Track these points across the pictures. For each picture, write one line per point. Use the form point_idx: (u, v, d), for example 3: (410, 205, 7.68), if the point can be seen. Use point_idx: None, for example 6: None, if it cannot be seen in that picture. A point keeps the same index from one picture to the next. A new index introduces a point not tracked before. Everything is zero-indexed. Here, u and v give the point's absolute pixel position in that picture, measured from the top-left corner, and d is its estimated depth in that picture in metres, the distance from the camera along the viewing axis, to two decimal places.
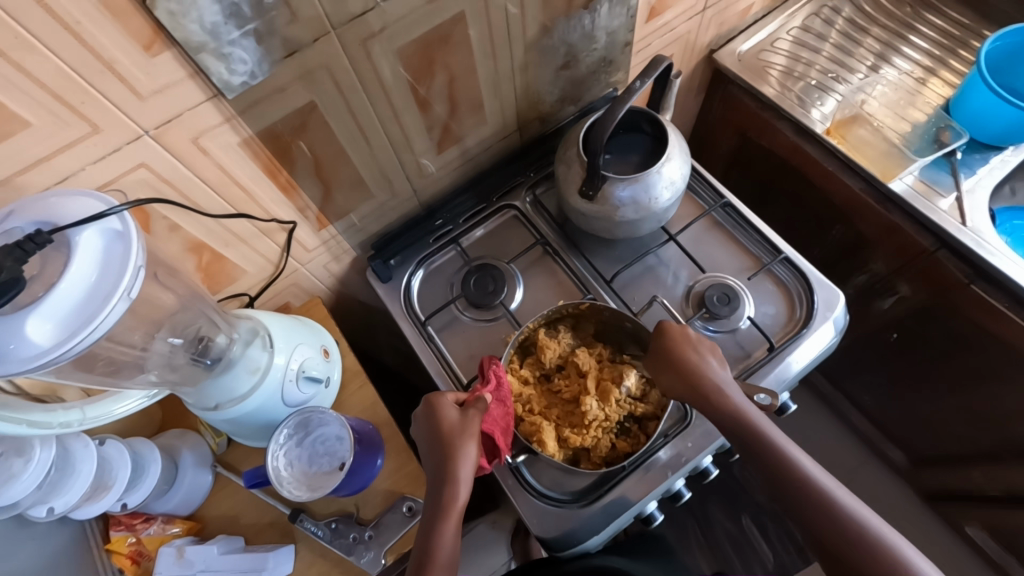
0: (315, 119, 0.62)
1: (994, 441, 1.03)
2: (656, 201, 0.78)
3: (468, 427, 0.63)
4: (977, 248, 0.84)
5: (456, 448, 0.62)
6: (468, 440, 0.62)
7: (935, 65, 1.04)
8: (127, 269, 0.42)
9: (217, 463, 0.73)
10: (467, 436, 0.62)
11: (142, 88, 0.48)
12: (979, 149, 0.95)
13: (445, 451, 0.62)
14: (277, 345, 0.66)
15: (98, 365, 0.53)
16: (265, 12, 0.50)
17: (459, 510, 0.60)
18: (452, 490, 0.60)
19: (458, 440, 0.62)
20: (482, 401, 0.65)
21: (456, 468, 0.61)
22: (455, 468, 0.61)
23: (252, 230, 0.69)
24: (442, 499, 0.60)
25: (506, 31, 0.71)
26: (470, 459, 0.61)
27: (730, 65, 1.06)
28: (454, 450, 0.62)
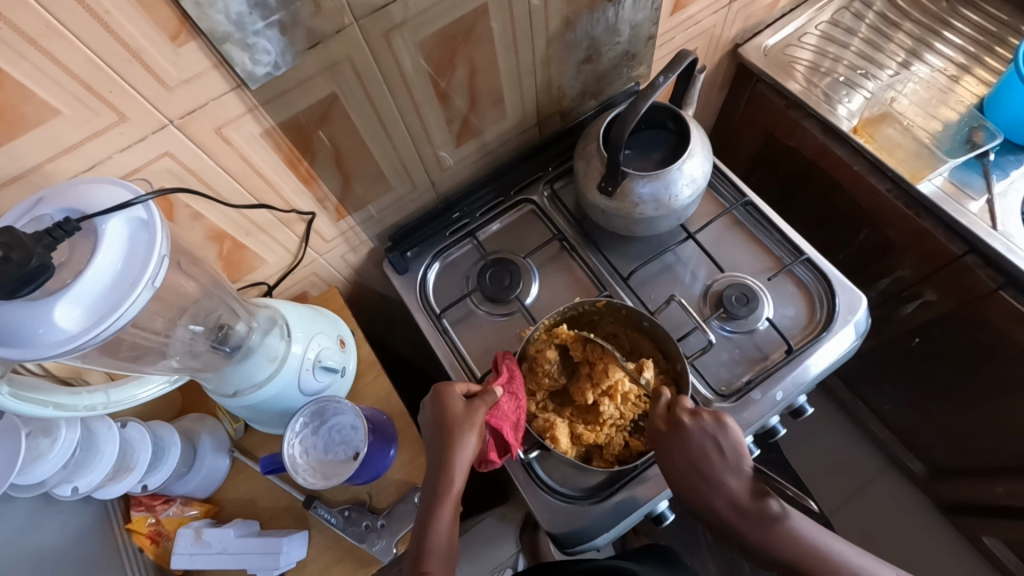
0: (337, 111, 0.62)
1: (1018, 454, 1.00)
2: (676, 198, 0.77)
3: (470, 418, 0.62)
4: (1008, 255, 0.82)
5: (455, 438, 0.62)
6: (468, 432, 0.62)
7: (969, 62, 1.01)
8: (151, 258, 0.43)
9: (234, 448, 0.74)
10: (467, 428, 0.62)
11: (168, 78, 0.49)
12: (1013, 152, 0.92)
13: (445, 440, 0.62)
14: (294, 334, 0.66)
15: (122, 349, 0.54)
16: (289, 3, 0.50)
17: (454, 498, 0.61)
18: (449, 480, 0.61)
19: (459, 431, 0.62)
20: (489, 395, 0.65)
21: (454, 458, 0.61)
22: (453, 458, 0.61)
23: (272, 220, 0.69)
24: (439, 486, 0.61)
25: (529, 24, 0.70)
26: (469, 451, 0.62)
27: (755, 60, 1.03)
28: (454, 440, 0.62)
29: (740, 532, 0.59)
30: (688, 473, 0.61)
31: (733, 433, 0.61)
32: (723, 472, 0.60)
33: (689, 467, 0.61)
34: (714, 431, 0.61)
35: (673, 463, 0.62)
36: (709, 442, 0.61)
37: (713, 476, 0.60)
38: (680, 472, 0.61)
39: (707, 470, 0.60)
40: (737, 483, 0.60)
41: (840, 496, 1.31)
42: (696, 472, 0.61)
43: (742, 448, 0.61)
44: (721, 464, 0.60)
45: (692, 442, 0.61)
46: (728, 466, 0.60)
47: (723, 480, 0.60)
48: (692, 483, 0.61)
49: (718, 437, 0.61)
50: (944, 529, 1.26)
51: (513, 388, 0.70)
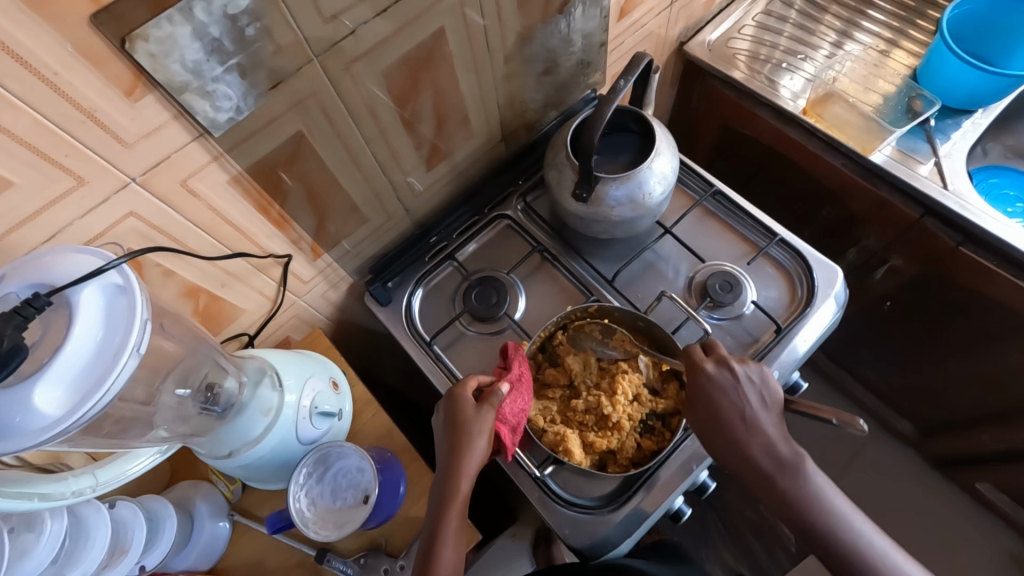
0: (305, 149, 0.61)
1: (998, 400, 1.05)
2: (650, 196, 0.78)
3: (480, 423, 0.62)
4: (963, 211, 0.87)
5: (464, 442, 0.61)
6: (479, 437, 0.61)
7: (896, 36, 1.06)
8: (134, 323, 0.40)
9: (233, 511, 0.70)
10: (477, 433, 0.62)
11: (128, 135, 0.47)
12: (950, 116, 0.98)
13: (455, 445, 0.62)
14: (286, 382, 0.64)
15: (107, 426, 0.49)
16: (248, 45, 0.49)
17: (462, 502, 0.60)
18: (454, 483, 0.60)
19: (469, 435, 0.62)
20: (497, 395, 0.64)
21: (463, 456, 0.61)
22: (464, 458, 0.61)
23: (247, 268, 0.67)
24: (446, 490, 0.61)
25: (485, 43, 0.71)
26: (479, 454, 0.61)
27: (701, 55, 1.07)
28: (464, 444, 0.61)
29: (784, 498, 0.61)
30: (723, 416, 0.63)
31: (772, 382, 0.65)
32: (760, 419, 0.63)
33: (725, 402, 0.63)
34: (750, 375, 0.64)
35: (707, 398, 0.64)
36: (751, 395, 0.64)
37: (751, 421, 0.63)
38: (716, 409, 0.63)
39: (745, 411, 0.63)
40: (773, 436, 0.63)
41: (838, 465, 1.34)
42: (728, 404, 0.63)
43: (779, 403, 0.65)
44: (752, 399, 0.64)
45: (729, 379, 0.64)
46: (765, 414, 0.64)
47: (763, 429, 0.63)
48: (729, 425, 0.63)
49: (760, 386, 0.64)
50: (939, 482, 1.30)
51: (518, 386, 0.68)
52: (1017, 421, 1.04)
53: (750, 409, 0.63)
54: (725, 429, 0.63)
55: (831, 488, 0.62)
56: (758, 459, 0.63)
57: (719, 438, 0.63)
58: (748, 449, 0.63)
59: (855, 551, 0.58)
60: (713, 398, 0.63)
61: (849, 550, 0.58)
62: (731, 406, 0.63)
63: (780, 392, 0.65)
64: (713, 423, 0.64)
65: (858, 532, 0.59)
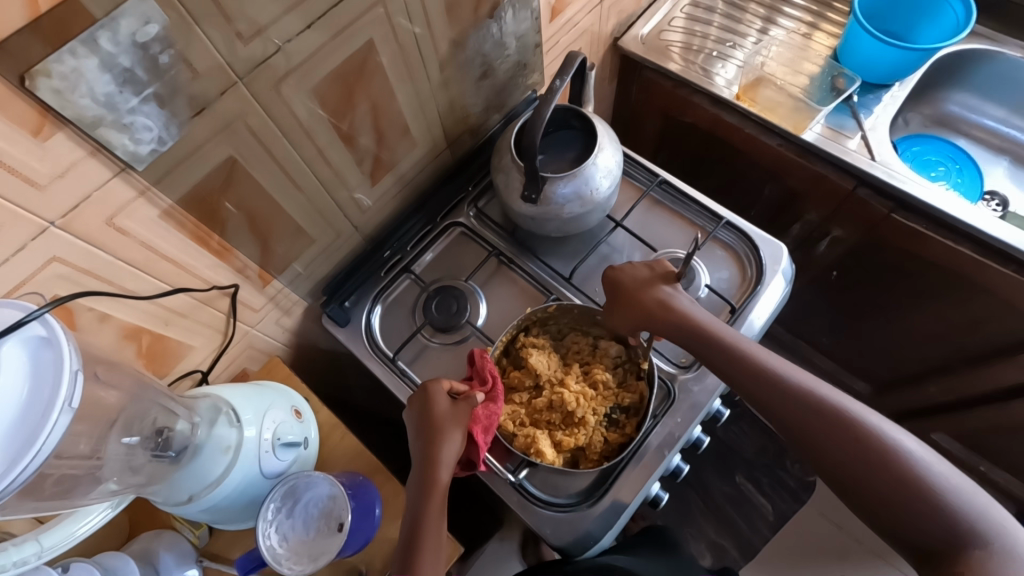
0: (239, 174, 0.59)
1: (941, 352, 1.11)
2: (597, 191, 0.79)
3: (459, 417, 0.63)
4: (889, 179, 0.92)
5: (442, 433, 0.62)
6: (455, 429, 0.63)
7: (816, 19, 1.11)
8: (63, 377, 0.38)
9: (201, 556, 0.68)
10: (455, 425, 0.63)
11: (40, 177, 0.44)
12: (871, 90, 1.03)
13: (431, 437, 0.63)
14: (244, 418, 0.62)
15: (47, 486, 0.46)
16: (163, 73, 0.46)
17: (442, 492, 0.60)
18: (434, 473, 0.60)
19: (446, 428, 0.63)
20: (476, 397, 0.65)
21: (439, 455, 0.61)
22: (441, 451, 0.61)
23: (191, 303, 0.64)
24: (425, 482, 0.61)
25: (417, 51, 0.70)
26: (455, 446, 0.62)
27: (636, 50, 1.09)
28: (440, 435, 0.62)
29: (675, 330, 0.69)
30: (618, 287, 0.73)
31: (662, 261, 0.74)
32: (646, 286, 0.72)
33: (625, 280, 0.73)
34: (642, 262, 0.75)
35: (615, 282, 0.73)
36: (639, 270, 0.73)
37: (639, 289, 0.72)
38: (616, 285, 0.73)
39: (633, 284, 0.72)
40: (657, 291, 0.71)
41: None
42: (625, 278, 0.73)
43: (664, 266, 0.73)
44: (649, 273, 0.73)
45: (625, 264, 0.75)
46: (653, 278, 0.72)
47: (646, 288, 0.72)
48: (622, 297, 0.72)
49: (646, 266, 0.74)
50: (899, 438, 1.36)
51: (493, 394, 0.68)
52: (960, 371, 1.10)
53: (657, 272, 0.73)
54: (623, 297, 0.72)
55: (714, 319, 0.69)
56: (655, 311, 0.70)
57: (620, 307, 0.72)
58: (647, 304, 0.70)
59: (752, 374, 0.63)
60: (615, 276, 0.73)
61: (755, 375, 0.63)
62: (623, 285, 0.73)
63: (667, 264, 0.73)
64: (611, 297, 0.73)
65: (765, 363, 0.64)
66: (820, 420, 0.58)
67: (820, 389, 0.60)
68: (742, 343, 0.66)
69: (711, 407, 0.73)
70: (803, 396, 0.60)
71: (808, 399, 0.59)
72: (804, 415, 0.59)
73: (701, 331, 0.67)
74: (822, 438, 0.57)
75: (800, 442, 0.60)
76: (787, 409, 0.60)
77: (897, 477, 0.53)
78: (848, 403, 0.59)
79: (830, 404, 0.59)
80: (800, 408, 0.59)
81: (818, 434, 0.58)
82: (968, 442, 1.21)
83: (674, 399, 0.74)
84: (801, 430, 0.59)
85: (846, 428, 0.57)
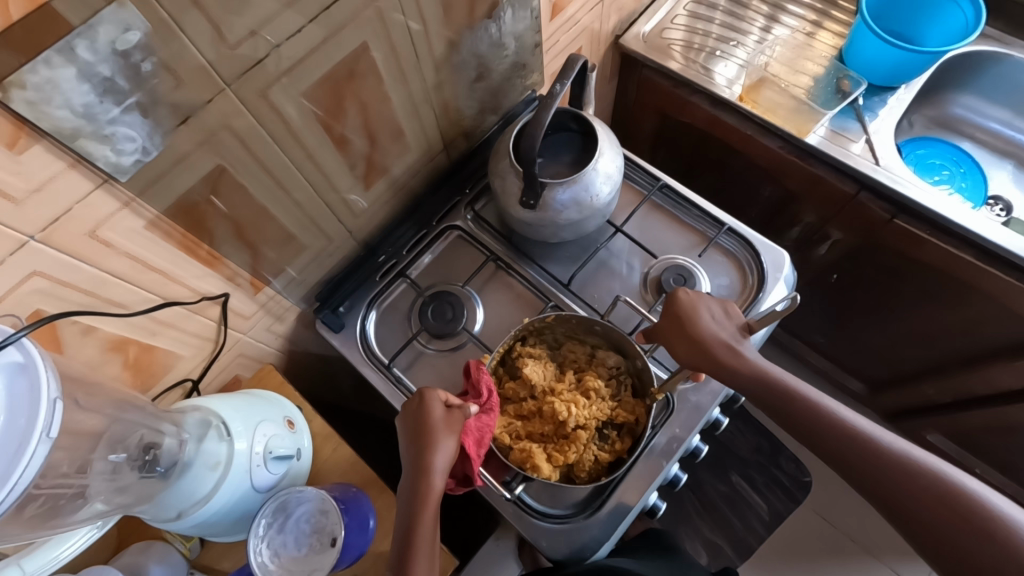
0: (227, 181, 0.57)
1: (938, 355, 1.10)
2: (597, 196, 0.77)
3: (453, 425, 0.61)
4: (893, 184, 0.90)
5: (434, 442, 0.59)
6: (448, 437, 0.60)
7: (820, 18, 1.09)
8: (40, 405, 0.38)
9: (192, 568, 0.67)
10: (448, 433, 0.60)
11: (18, 192, 0.42)
12: (877, 93, 1.01)
13: (423, 444, 0.60)
14: (234, 431, 0.60)
15: (31, 508, 0.45)
16: (145, 82, 0.44)
17: (434, 503, 0.57)
18: (427, 483, 0.57)
19: (439, 435, 0.60)
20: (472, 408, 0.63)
21: (432, 461, 0.58)
22: (432, 461, 0.58)
23: (181, 313, 0.62)
24: (417, 493, 0.57)
25: (412, 53, 0.68)
26: (447, 454, 0.59)
27: (637, 48, 1.07)
28: (432, 444, 0.59)
29: (741, 375, 0.63)
30: (688, 312, 0.68)
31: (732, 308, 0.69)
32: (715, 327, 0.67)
33: (695, 309, 0.68)
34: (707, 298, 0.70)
35: (689, 306, 0.68)
36: (702, 307, 0.68)
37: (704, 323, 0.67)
38: (679, 316, 0.68)
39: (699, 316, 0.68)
40: (720, 331, 0.66)
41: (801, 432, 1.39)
42: (697, 304, 0.68)
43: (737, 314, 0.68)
44: (719, 317, 0.68)
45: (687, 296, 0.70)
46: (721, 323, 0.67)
47: (709, 325, 0.67)
48: (687, 332, 0.67)
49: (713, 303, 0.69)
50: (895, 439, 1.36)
51: (487, 406, 0.67)
52: (957, 375, 1.10)
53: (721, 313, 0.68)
54: (692, 325, 0.67)
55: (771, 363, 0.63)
56: (723, 352, 0.64)
57: (687, 332, 0.67)
58: (711, 343, 0.65)
59: (821, 422, 0.57)
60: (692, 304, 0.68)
61: (842, 437, 0.55)
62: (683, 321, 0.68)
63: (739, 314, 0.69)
64: (676, 321, 0.68)
65: (851, 423, 0.56)
66: (921, 490, 0.50)
67: (902, 446, 0.53)
68: (821, 401, 0.58)
69: (711, 415, 0.72)
70: (902, 466, 0.52)
71: (892, 458, 0.52)
72: (903, 488, 0.51)
73: (763, 376, 0.62)
74: (908, 499, 0.51)
75: (897, 519, 0.52)
76: (879, 480, 0.52)
77: (1007, 552, 0.46)
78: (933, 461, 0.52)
79: (934, 477, 0.50)
80: (879, 463, 0.53)
81: (903, 495, 0.51)
82: (962, 443, 1.21)
83: (672, 410, 0.73)
84: (899, 505, 0.51)
85: (945, 496, 0.49)
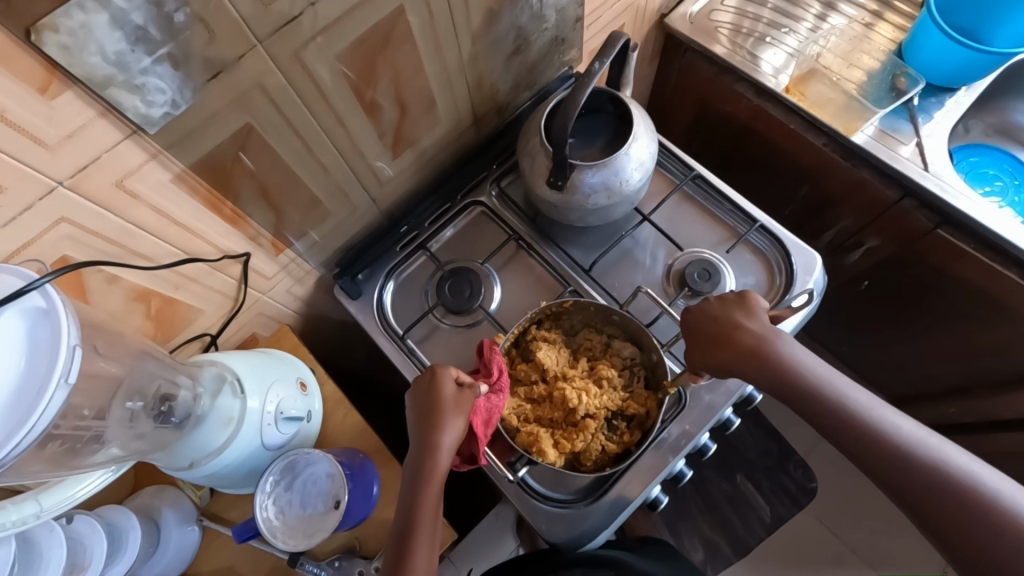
0: (255, 141, 0.56)
1: (965, 374, 1.07)
2: (627, 182, 0.75)
3: (462, 404, 0.61)
4: (942, 193, 0.86)
5: (443, 419, 0.59)
6: (457, 416, 0.60)
7: (881, 8, 1.03)
8: (59, 350, 0.39)
9: (202, 516, 0.69)
10: (458, 412, 0.60)
11: (49, 137, 0.42)
12: (934, 94, 0.96)
13: (431, 421, 0.60)
14: (248, 389, 0.61)
15: (51, 447, 0.46)
16: (177, 34, 0.43)
17: (439, 480, 0.58)
18: (433, 460, 0.58)
19: (448, 414, 0.60)
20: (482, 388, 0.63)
21: (440, 439, 0.58)
22: (440, 438, 0.58)
23: (205, 269, 0.63)
24: (423, 469, 0.58)
25: (450, 20, 0.66)
26: (455, 432, 0.59)
27: (682, 29, 1.02)
28: (440, 422, 0.59)
29: (772, 378, 0.59)
30: (705, 322, 0.65)
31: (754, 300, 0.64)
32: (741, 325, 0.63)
33: (714, 314, 0.65)
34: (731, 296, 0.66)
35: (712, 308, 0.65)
36: (725, 305, 0.65)
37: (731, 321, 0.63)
38: (701, 321, 0.65)
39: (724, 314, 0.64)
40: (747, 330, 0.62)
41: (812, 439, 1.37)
42: (714, 312, 0.65)
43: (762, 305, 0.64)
44: (742, 313, 0.64)
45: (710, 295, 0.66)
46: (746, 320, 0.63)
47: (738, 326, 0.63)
48: (713, 331, 0.64)
49: (735, 300, 0.65)
50: None
51: (497, 387, 0.67)
52: (982, 396, 1.06)
53: (745, 310, 0.64)
54: (711, 335, 0.64)
55: (806, 357, 0.60)
56: (746, 357, 0.61)
57: (707, 344, 0.64)
58: (738, 345, 0.62)
59: (858, 426, 0.55)
60: (699, 313, 0.66)
61: (875, 440, 0.53)
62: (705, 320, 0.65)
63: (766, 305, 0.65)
64: (696, 338, 0.65)
65: (878, 419, 0.54)
66: (960, 497, 0.49)
67: (940, 450, 0.52)
68: (848, 396, 0.57)
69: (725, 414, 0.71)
70: (933, 465, 0.51)
71: (931, 464, 0.51)
72: (932, 487, 0.50)
73: (796, 379, 0.58)
74: (948, 507, 0.49)
75: (921, 517, 0.51)
76: (917, 487, 0.51)
77: None
78: (970, 466, 0.51)
79: (962, 476, 0.50)
80: (918, 470, 0.51)
81: (941, 503, 0.50)
82: None
83: (685, 406, 0.72)
84: (926, 505, 0.51)
85: (983, 504, 0.49)
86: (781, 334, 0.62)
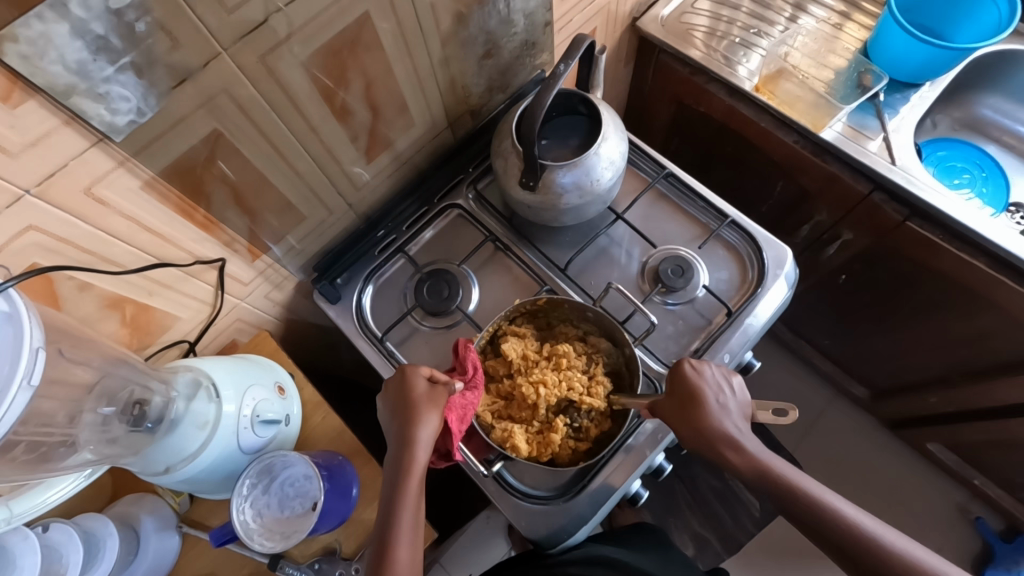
0: (224, 147, 0.57)
1: (943, 364, 1.08)
2: (598, 181, 0.76)
3: (436, 399, 0.61)
4: (909, 186, 0.88)
5: (417, 415, 0.60)
6: (432, 411, 0.60)
7: (849, 9, 1.05)
8: (21, 353, 0.40)
9: (182, 522, 0.69)
10: (432, 407, 0.61)
11: (12, 145, 0.43)
12: (899, 89, 0.98)
13: (407, 418, 0.60)
14: (223, 393, 0.62)
15: (19, 451, 0.47)
16: (139, 42, 0.44)
17: (418, 475, 0.58)
18: (409, 455, 0.59)
19: (423, 409, 0.60)
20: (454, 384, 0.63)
21: (416, 435, 0.59)
22: (416, 435, 0.59)
23: (178, 275, 0.64)
24: (401, 465, 0.59)
25: (418, 26, 0.67)
26: (431, 427, 0.60)
27: (655, 31, 1.04)
28: (416, 418, 0.60)
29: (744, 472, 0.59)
30: (697, 397, 0.62)
31: (738, 388, 0.63)
32: (723, 415, 0.61)
33: (695, 391, 0.62)
34: (715, 376, 0.64)
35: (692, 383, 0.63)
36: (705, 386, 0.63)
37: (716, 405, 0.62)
38: (679, 396, 0.63)
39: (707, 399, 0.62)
40: (724, 419, 0.61)
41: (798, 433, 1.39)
42: (707, 391, 0.62)
43: (743, 391, 0.63)
44: (729, 400, 0.62)
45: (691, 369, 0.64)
46: (725, 411, 0.62)
47: (713, 415, 0.61)
48: (689, 415, 0.62)
49: (717, 382, 0.64)
50: (894, 444, 1.35)
51: (472, 383, 0.67)
52: (960, 385, 1.08)
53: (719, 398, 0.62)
54: (696, 414, 0.61)
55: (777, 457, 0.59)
56: (725, 447, 0.60)
57: (694, 419, 0.61)
58: (711, 433, 0.60)
59: (829, 522, 0.54)
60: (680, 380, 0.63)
61: (846, 536, 0.53)
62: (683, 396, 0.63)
63: (744, 388, 0.64)
64: (684, 404, 0.62)
65: (854, 520, 0.54)
66: None
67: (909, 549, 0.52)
68: (825, 497, 0.56)
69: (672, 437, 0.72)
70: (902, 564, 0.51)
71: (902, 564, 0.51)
72: None
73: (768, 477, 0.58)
74: None
75: None
76: None
77: None
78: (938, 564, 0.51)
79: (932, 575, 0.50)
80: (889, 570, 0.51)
81: None
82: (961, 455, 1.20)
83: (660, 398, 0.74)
84: None
85: None
86: (750, 433, 0.61)
